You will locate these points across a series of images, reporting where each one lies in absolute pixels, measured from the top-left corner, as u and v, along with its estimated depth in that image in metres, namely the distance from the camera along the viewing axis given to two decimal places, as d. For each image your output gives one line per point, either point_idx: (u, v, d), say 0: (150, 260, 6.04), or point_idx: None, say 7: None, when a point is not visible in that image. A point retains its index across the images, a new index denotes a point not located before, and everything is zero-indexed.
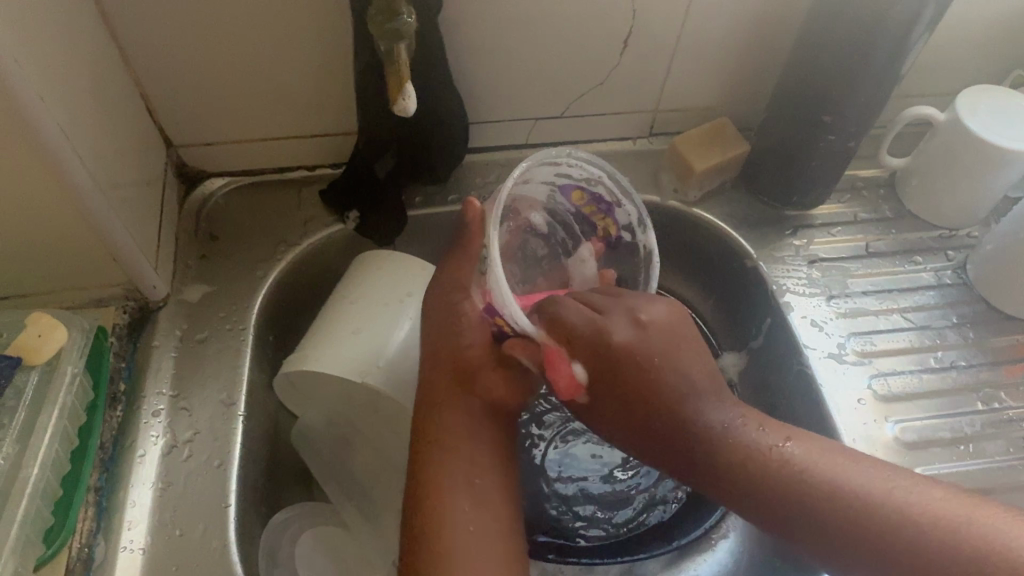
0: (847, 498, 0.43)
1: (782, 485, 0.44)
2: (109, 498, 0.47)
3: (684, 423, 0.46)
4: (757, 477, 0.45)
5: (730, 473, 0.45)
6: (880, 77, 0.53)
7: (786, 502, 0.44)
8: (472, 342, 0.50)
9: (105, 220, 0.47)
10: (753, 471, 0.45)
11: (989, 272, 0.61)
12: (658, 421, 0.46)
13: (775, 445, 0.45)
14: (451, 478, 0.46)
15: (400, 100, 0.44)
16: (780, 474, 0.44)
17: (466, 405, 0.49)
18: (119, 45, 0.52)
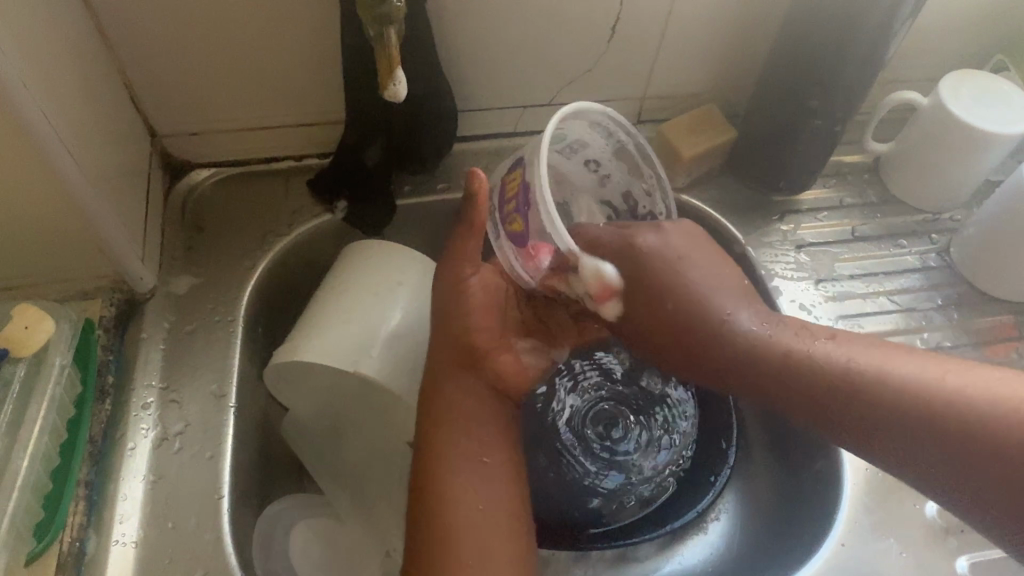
0: (886, 396, 0.45)
1: (849, 393, 0.46)
2: (100, 491, 0.47)
3: (736, 338, 0.50)
4: (790, 386, 0.48)
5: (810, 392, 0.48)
6: (866, 61, 0.54)
7: (832, 412, 0.47)
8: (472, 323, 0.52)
9: (91, 211, 0.47)
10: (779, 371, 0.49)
11: (972, 255, 0.62)
12: (683, 331, 0.52)
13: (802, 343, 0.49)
14: (457, 445, 0.48)
15: (389, 85, 0.44)
16: (836, 382, 0.47)
17: (466, 379, 0.51)
18: (102, 33, 0.51)
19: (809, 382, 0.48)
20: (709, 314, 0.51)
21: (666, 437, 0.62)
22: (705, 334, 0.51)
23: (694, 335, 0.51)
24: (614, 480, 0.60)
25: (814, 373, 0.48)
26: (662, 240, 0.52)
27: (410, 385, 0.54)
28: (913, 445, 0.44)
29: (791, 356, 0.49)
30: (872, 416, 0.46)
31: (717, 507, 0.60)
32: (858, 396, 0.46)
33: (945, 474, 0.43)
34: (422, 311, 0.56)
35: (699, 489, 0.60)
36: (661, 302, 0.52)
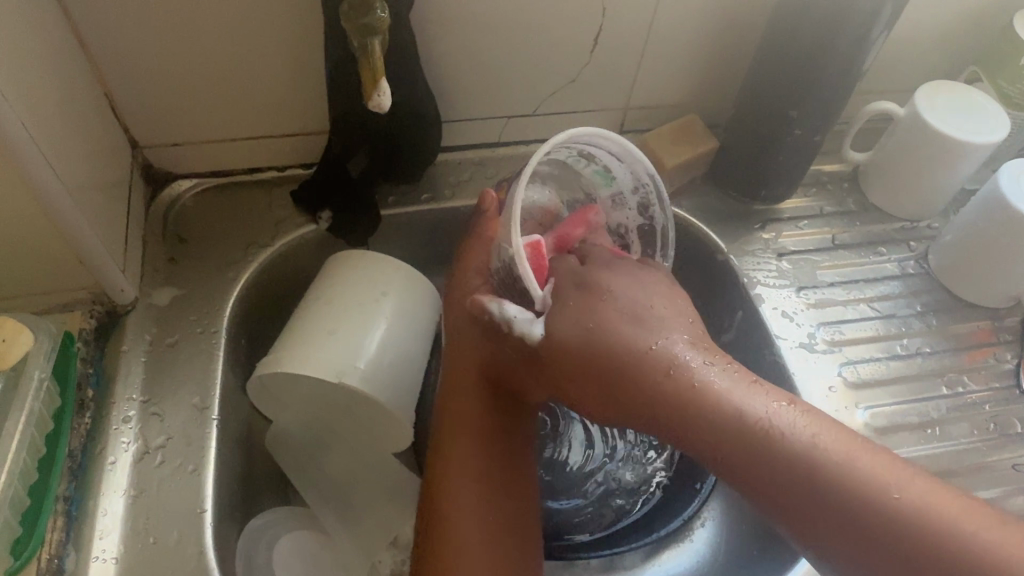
0: (828, 485, 0.41)
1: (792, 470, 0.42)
2: (80, 506, 0.46)
3: (663, 380, 0.46)
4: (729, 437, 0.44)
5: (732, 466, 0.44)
6: (843, 72, 0.55)
7: (765, 481, 0.42)
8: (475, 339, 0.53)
9: (70, 221, 0.46)
10: (708, 429, 0.44)
11: (950, 262, 0.63)
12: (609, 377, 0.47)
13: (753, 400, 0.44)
14: (460, 464, 0.49)
15: (374, 96, 0.44)
16: (797, 464, 0.42)
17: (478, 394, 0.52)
18: (82, 44, 0.51)
19: (733, 446, 0.43)
20: (644, 367, 0.46)
21: (652, 451, 0.62)
22: (659, 383, 0.46)
23: (647, 391, 0.46)
24: (601, 493, 0.61)
25: (735, 428, 0.43)
26: (619, 289, 0.49)
27: (396, 396, 0.54)
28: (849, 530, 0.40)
29: (741, 416, 0.44)
30: (833, 499, 0.41)
31: (703, 513, 0.60)
32: (810, 481, 0.41)
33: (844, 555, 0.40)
34: (407, 321, 0.56)
35: (686, 495, 0.61)
36: (610, 335, 0.47)
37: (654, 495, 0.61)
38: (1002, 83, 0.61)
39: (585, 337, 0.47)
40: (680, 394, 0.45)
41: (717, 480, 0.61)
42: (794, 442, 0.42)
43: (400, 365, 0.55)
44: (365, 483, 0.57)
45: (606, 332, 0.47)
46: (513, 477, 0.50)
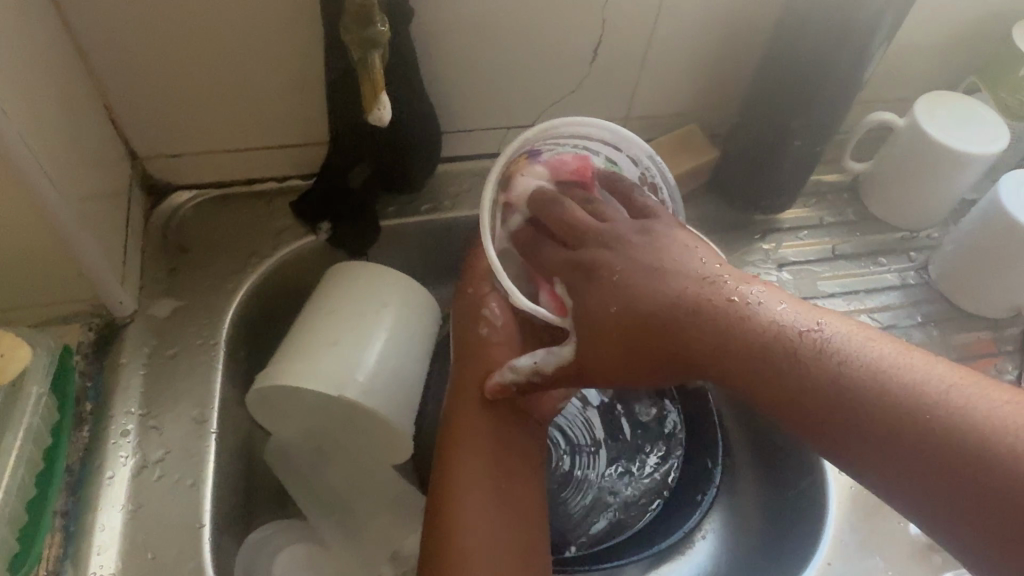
0: (856, 387, 0.39)
1: (814, 383, 0.40)
2: (77, 522, 0.46)
3: (693, 304, 0.45)
4: (754, 345, 0.43)
5: (762, 374, 0.42)
6: (843, 82, 0.55)
7: (789, 385, 0.41)
8: (493, 343, 0.54)
9: (70, 234, 0.46)
10: (730, 337, 0.43)
11: (950, 273, 0.62)
12: (659, 325, 0.45)
13: (764, 306, 0.44)
14: (466, 462, 0.50)
15: (376, 109, 0.44)
16: (813, 364, 0.41)
17: (486, 406, 0.52)
18: (83, 56, 0.51)
19: (761, 358, 0.42)
20: (673, 289, 0.46)
21: (655, 465, 0.62)
22: (689, 316, 0.45)
23: (673, 303, 0.45)
24: (602, 504, 0.60)
25: (758, 335, 0.43)
26: (619, 262, 0.48)
27: (396, 408, 0.54)
28: (878, 447, 0.38)
29: (762, 326, 0.43)
30: (846, 405, 0.39)
31: (704, 526, 0.60)
32: (835, 390, 0.40)
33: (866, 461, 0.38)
34: (407, 334, 0.56)
35: (687, 509, 0.59)
36: (639, 262, 0.48)
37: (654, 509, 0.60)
38: (1002, 94, 0.61)
39: (613, 290, 0.47)
40: (686, 317, 0.45)
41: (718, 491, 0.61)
42: (819, 349, 0.41)
43: (400, 378, 0.55)
44: (365, 497, 0.57)
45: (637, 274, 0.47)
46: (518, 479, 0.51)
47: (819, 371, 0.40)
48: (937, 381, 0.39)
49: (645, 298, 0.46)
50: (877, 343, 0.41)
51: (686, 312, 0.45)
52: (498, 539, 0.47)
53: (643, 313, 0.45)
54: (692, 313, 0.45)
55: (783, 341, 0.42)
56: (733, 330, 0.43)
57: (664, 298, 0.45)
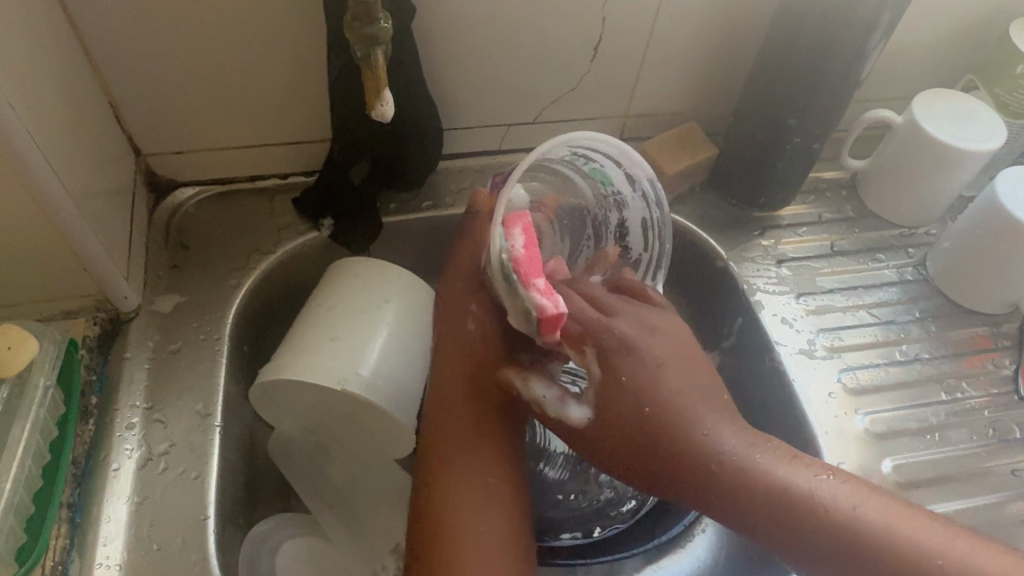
0: (859, 534, 0.44)
1: (803, 522, 0.45)
2: (83, 513, 0.46)
3: (694, 446, 0.46)
4: (748, 499, 0.45)
5: (774, 523, 0.45)
6: (841, 79, 0.55)
7: (765, 515, 0.45)
8: (469, 337, 0.54)
9: (75, 229, 0.46)
10: (753, 500, 0.45)
11: (947, 268, 0.63)
12: (646, 436, 0.47)
13: (790, 474, 0.46)
14: (456, 469, 0.49)
15: (378, 106, 0.44)
16: (808, 509, 0.45)
17: (467, 400, 0.52)
18: (88, 53, 0.51)
19: (742, 503, 0.45)
20: (683, 413, 0.47)
21: None
22: (700, 462, 0.46)
23: (657, 460, 0.47)
24: (593, 499, 0.61)
25: (761, 495, 0.45)
26: (639, 344, 0.48)
27: (397, 402, 0.54)
28: (858, 563, 0.44)
29: (781, 492, 0.45)
30: (847, 552, 0.44)
31: (704, 520, 0.60)
32: (848, 550, 0.44)
33: (829, 561, 0.44)
34: (408, 329, 0.57)
35: (683, 502, 0.60)
36: (655, 404, 0.46)
37: (648, 503, 0.61)
38: (998, 91, 0.62)
39: (631, 388, 0.47)
40: (675, 444, 0.46)
41: None
42: (824, 511, 0.44)
43: (402, 372, 0.55)
44: (367, 491, 0.57)
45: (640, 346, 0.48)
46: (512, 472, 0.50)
47: (811, 530, 0.44)
48: (905, 524, 0.44)
49: (660, 415, 0.46)
50: (868, 505, 0.45)
51: (685, 457, 0.46)
52: (488, 538, 0.47)
53: (656, 454, 0.46)
54: (710, 472, 0.46)
55: (795, 508, 0.45)
56: (722, 463, 0.46)
57: (688, 444, 0.46)
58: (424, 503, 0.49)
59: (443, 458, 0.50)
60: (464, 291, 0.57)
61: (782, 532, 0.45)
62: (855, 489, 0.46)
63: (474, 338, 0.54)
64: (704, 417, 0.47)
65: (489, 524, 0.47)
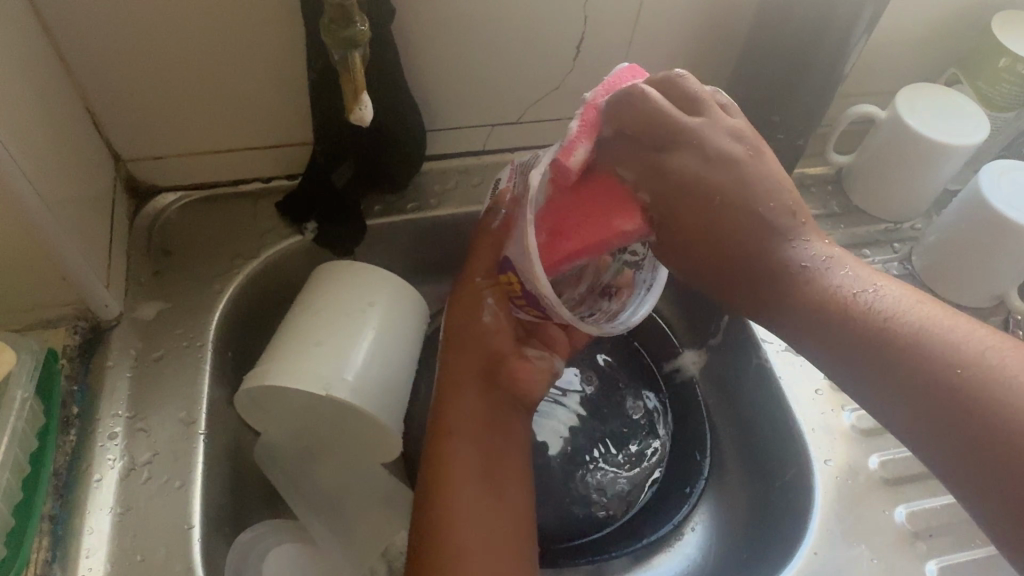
0: (904, 331, 0.42)
1: (893, 352, 0.42)
2: (65, 525, 0.46)
3: (749, 249, 0.48)
4: (805, 298, 0.46)
5: (836, 317, 0.45)
6: (825, 74, 0.55)
7: (857, 335, 0.44)
8: (487, 328, 0.54)
9: (52, 236, 0.46)
10: (781, 294, 0.47)
11: (932, 263, 0.63)
12: (730, 241, 0.48)
13: (838, 270, 0.47)
14: (462, 458, 0.49)
15: (356, 109, 0.44)
16: (871, 320, 0.44)
17: (482, 390, 0.52)
18: (63, 59, 0.51)
19: (789, 295, 0.47)
20: (739, 239, 0.47)
21: (634, 457, 0.62)
22: (759, 272, 0.48)
23: (726, 270, 0.49)
24: (583, 499, 0.60)
25: (868, 324, 0.43)
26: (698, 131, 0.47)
27: (383, 408, 0.54)
28: (941, 428, 0.40)
29: (819, 285, 0.46)
30: (920, 370, 0.41)
31: (693, 518, 0.61)
32: (906, 347, 0.42)
33: (913, 413, 0.41)
34: (393, 333, 0.56)
35: (674, 503, 0.60)
36: (729, 220, 0.47)
37: (636, 510, 0.60)
38: (981, 85, 0.62)
39: (705, 162, 0.47)
40: (763, 264, 0.48)
41: (706, 485, 0.62)
42: (883, 317, 0.43)
43: (387, 377, 0.55)
44: (355, 496, 0.57)
45: (722, 185, 0.47)
46: (507, 461, 0.51)
47: (875, 342, 0.43)
48: (979, 345, 0.40)
49: (679, 194, 0.47)
50: (951, 323, 0.42)
51: (727, 249, 0.48)
52: (499, 529, 0.47)
53: (689, 230, 0.48)
54: (758, 250, 0.47)
55: (837, 309, 0.45)
56: (806, 278, 0.47)
57: (752, 246, 0.47)
58: (424, 496, 0.48)
59: (455, 446, 0.50)
60: (474, 285, 0.56)
61: (854, 348, 0.44)
62: (922, 300, 0.44)
63: (492, 332, 0.54)
64: (803, 230, 0.48)
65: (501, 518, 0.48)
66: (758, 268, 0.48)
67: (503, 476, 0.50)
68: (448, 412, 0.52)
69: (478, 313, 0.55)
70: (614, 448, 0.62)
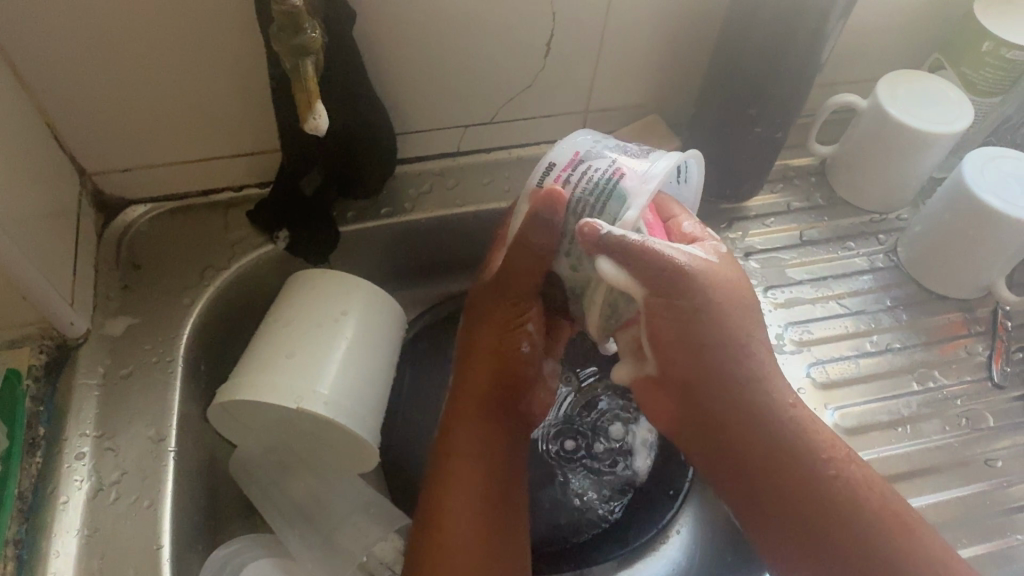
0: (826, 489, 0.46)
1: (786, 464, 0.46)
2: (31, 549, 0.45)
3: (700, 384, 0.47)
4: (743, 405, 0.46)
5: (781, 449, 0.46)
6: (799, 65, 0.54)
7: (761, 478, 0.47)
8: (495, 339, 0.51)
9: (9, 256, 0.45)
10: (733, 404, 0.46)
11: (917, 255, 0.62)
12: (690, 376, 0.46)
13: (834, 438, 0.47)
14: (467, 494, 0.48)
15: (310, 119, 0.42)
16: (793, 455, 0.46)
17: (495, 407, 0.51)
18: (19, 75, 0.50)
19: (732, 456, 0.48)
20: (728, 380, 0.46)
21: (617, 460, 0.61)
22: (736, 409, 0.46)
23: (700, 406, 0.47)
24: (564, 506, 0.59)
25: (780, 432, 0.46)
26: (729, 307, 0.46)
27: (357, 419, 0.53)
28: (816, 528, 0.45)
29: (788, 421, 0.46)
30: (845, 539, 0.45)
31: (677, 521, 0.60)
32: (823, 500, 0.46)
33: (791, 521, 0.46)
34: (366, 342, 0.55)
35: (659, 506, 0.60)
36: (729, 356, 0.46)
37: (619, 514, 0.59)
38: (964, 70, 0.60)
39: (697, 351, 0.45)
40: (740, 415, 0.46)
41: (692, 487, 0.61)
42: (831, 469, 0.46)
43: (360, 387, 0.54)
44: (332, 508, 0.56)
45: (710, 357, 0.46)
46: (512, 491, 0.50)
47: (793, 455, 0.46)
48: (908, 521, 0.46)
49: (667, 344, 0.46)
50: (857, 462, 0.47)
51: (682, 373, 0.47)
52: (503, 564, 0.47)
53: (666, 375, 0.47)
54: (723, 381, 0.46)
55: (798, 450, 0.46)
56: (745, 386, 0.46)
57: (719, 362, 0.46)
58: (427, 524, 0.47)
59: (462, 462, 0.49)
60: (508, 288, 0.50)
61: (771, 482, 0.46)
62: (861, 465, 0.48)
63: (524, 357, 0.51)
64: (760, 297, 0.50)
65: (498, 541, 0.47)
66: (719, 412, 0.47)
67: (509, 504, 0.49)
68: (459, 426, 0.50)
69: (514, 320, 0.51)
70: (595, 452, 0.62)
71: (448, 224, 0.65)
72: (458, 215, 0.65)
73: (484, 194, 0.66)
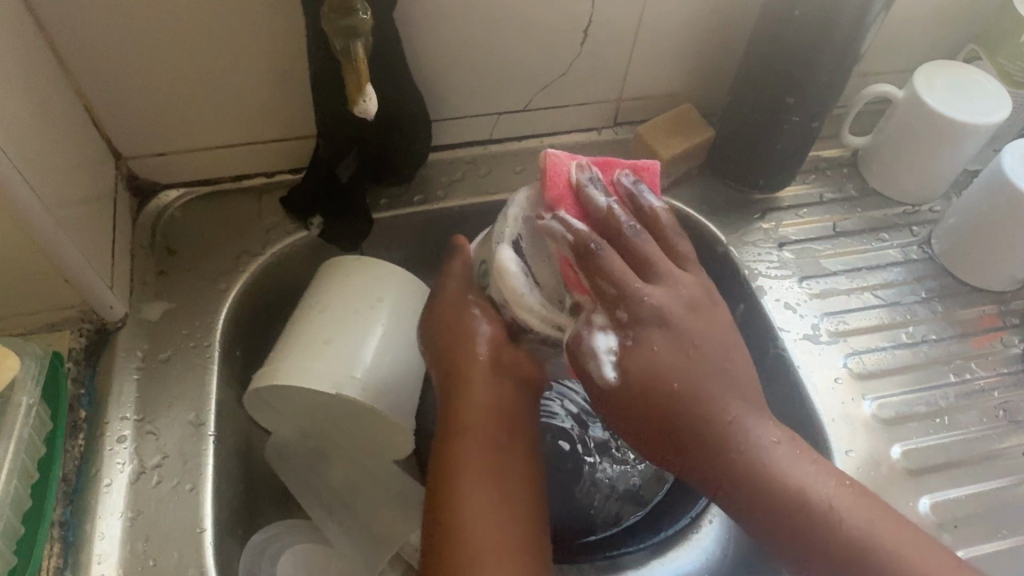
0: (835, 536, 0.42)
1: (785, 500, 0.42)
2: (75, 532, 0.46)
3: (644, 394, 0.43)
4: (716, 461, 0.43)
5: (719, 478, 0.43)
6: (843, 51, 0.53)
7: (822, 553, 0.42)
8: (485, 342, 0.49)
9: (51, 237, 0.45)
10: (694, 449, 0.43)
11: (952, 247, 0.61)
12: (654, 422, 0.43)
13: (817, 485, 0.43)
14: (472, 460, 0.46)
15: (361, 102, 0.44)
16: (772, 495, 0.43)
17: (490, 380, 0.49)
18: (59, 57, 0.49)
19: (783, 514, 0.43)
20: (687, 393, 0.43)
21: None
22: (709, 439, 0.43)
23: (653, 406, 0.43)
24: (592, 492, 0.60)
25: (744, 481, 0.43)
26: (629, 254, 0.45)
27: (395, 405, 0.53)
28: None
29: (740, 456, 0.43)
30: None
31: (710, 511, 0.60)
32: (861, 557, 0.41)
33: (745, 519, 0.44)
34: (402, 329, 0.55)
35: (693, 495, 0.60)
36: (663, 383, 0.43)
37: (646, 503, 0.60)
38: (1002, 62, 0.60)
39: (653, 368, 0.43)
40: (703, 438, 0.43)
41: None
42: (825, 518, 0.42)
43: (398, 373, 0.54)
44: (368, 494, 0.56)
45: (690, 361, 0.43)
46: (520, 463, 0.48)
47: (765, 496, 0.43)
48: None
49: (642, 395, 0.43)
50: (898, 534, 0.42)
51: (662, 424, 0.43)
52: (505, 535, 0.44)
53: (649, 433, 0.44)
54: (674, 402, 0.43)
55: (748, 470, 0.43)
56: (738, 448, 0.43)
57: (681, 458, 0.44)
58: (436, 504, 0.46)
59: (466, 431, 0.47)
60: (461, 296, 0.52)
61: (747, 511, 0.43)
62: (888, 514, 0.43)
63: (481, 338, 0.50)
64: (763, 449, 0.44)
65: (510, 516, 0.45)
66: (672, 446, 0.44)
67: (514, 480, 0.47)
68: (454, 408, 0.49)
69: (468, 325, 0.50)
70: (627, 440, 0.62)
71: (480, 212, 0.65)
72: (490, 203, 0.65)
73: (517, 182, 0.66)
